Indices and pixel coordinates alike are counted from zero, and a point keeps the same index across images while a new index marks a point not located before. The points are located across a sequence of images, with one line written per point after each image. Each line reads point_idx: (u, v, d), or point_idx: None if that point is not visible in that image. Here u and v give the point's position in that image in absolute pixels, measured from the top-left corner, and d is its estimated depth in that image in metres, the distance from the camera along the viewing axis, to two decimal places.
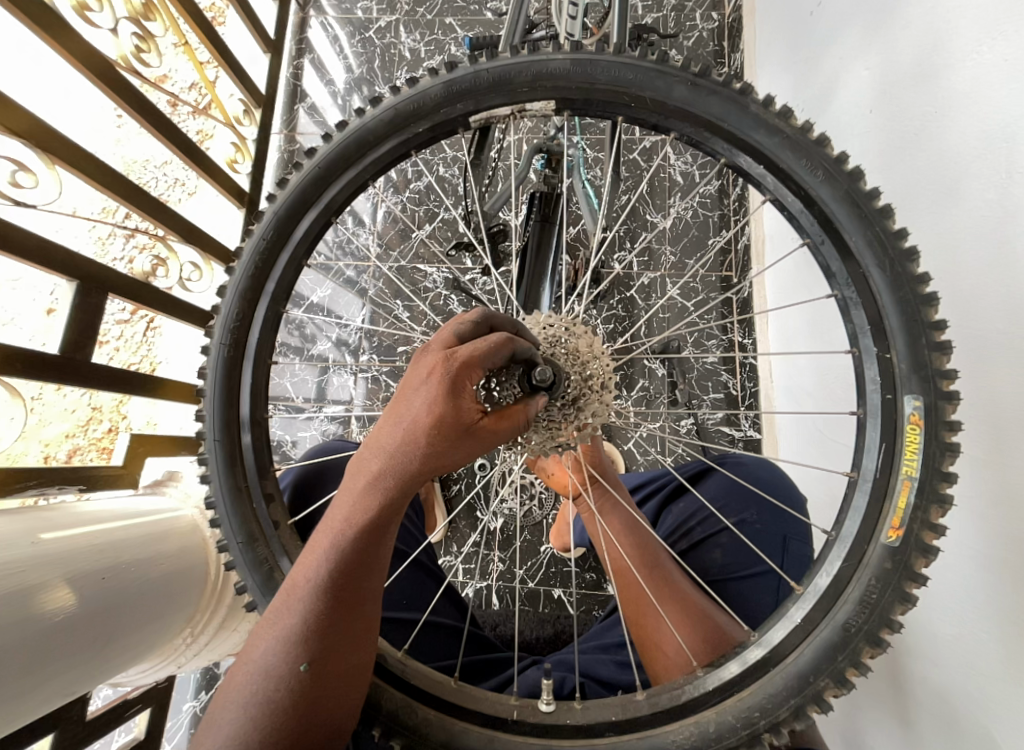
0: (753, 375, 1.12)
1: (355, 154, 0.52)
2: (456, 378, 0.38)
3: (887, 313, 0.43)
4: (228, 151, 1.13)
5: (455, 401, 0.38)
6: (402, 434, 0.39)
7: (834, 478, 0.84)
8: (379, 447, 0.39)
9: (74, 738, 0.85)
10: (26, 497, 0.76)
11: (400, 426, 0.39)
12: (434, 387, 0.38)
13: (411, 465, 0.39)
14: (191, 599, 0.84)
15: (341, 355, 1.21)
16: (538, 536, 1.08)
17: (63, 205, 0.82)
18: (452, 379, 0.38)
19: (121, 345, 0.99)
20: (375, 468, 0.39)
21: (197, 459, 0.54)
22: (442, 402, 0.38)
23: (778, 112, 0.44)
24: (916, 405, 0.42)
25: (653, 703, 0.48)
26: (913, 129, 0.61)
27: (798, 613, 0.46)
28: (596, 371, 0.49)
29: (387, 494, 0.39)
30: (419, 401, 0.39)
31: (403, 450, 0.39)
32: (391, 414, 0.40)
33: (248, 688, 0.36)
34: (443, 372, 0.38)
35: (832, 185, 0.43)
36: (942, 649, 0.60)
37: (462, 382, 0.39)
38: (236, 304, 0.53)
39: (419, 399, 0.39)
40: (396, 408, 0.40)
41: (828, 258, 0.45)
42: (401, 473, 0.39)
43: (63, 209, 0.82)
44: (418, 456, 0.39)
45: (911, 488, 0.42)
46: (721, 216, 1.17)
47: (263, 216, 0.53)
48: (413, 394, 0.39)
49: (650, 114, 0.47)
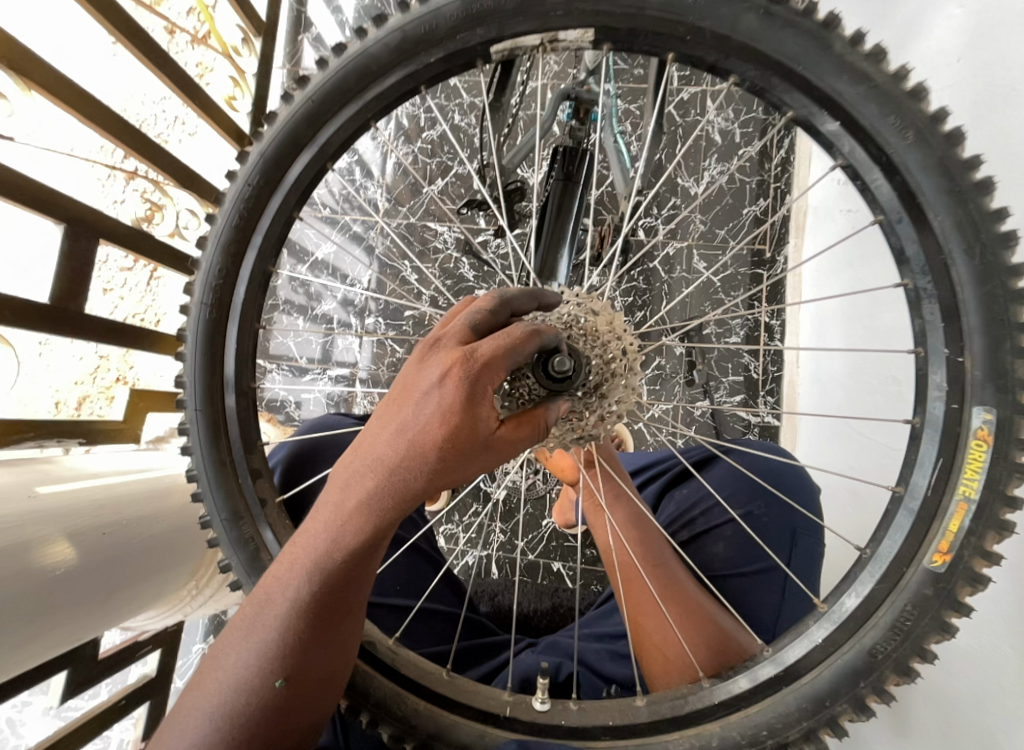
0: (777, 359, 1.05)
1: (355, 87, 0.45)
2: (476, 385, 0.33)
3: (966, 307, 0.36)
4: (226, 87, 1.05)
5: (473, 412, 0.33)
6: (405, 445, 0.33)
7: (874, 491, 0.75)
8: (372, 457, 0.34)
9: (86, 677, 0.85)
10: (43, 448, 0.75)
11: (402, 436, 0.33)
12: (449, 395, 0.33)
13: (414, 483, 0.33)
14: (194, 555, 0.82)
15: (346, 316, 1.16)
16: (540, 510, 1.05)
17: (58, 142, 0.77)
18: (471, 387, 0.33)
19: (126, 295, 0.95)
20: (370, 482, 0.34)
21: (179, 428, 0.50)
22: (459, 413, 0.33)
23: (869, 52, 0.37)
24: (987, 418, 0.36)
25: (654, 711, 0.45)
26: (1001, 87, 0.53)
27: (818, 631, 0.42)
28: (617, 352, 0.43)
29: (383, 514, 0.34)
30: (430, 408, 0.33)
31: (403, 464, 0.33)
32: (392, 419, 0.34)
33: (218, 696, 0.35)
34: (462, 377, 0.33)
35: (922, 149, 0.36)
36: (950, 655, 0.57)
37: (483, 389, 0.33)
38: (219, 260, 0.48)
39: (429, 407, 0.33)
40: (398, 411, 0.34)
41: (903, 239, 0.39)
42: (399, 491, 0.34)
43: (59, 148, 0.77)
44: (423, 474, 0.33)
45: (967, 512, 0.37)
46: (759, 182, 1.07)
47: (248, 159, 0.47)
48: (421, 399, 0.33)
49: (707, 52, 0.40)
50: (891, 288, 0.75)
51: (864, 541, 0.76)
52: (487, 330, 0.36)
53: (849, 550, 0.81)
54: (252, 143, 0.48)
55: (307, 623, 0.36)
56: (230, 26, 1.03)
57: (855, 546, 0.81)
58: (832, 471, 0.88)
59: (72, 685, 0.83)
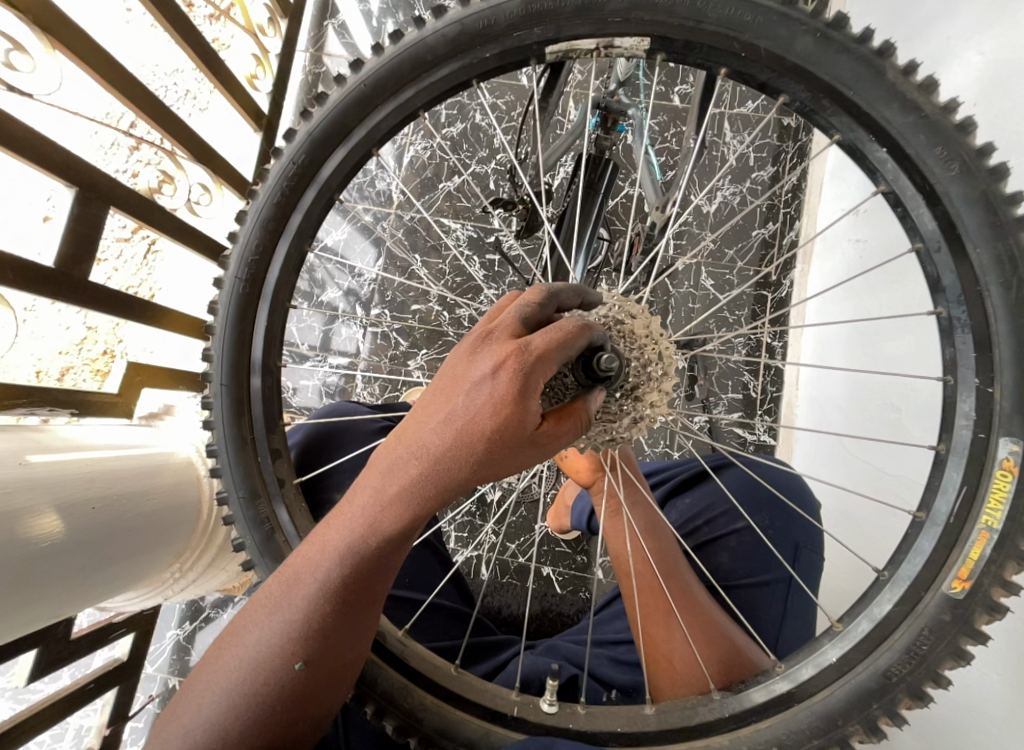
0: (776, 379, 1.07)
1: (409, 74, 0.44)
2: (530, 378, 0.33)
3: (999, 339, 0.38)
4: (247, 65, 1.02)
5: (525, 406, 0.33)
6: (452, 436, 0.33)
7: (884, 513, 0.73)
8: (418, 445, 0.34)
9: (55, 658, 0.81)
10: (19, 418, 0.70)
11: (451, 425, 0.33)
12: (501, 386, 0.33)
13: (458, 474, 0.33)
14: (182, 536, 0.79)
15: (350, 306, 1.14)
16: (534, 514, 1.04)
17: (63, 101, 0.73)
18: (525, 380, 0.33)
19: (120, 266, 0.92)
20: (413, 472, 0.34)
21: (200, 400, 0.49)
22: (510, 406, 0.32)
23: (919, 84, 0.39)
24: (1013, 450, 0.38)
25: (664, 720, 0.46)
26: (1012, 131, 0.55)
27: (832, 650, 0.43)
28: (655, 357, 0.44)
29: (422, 503, 0.34)
30: (480, 399, 0.33)
31: (449, 455, 0.33)
32: (438, 409, 0.34)
33: (237, 674, 0.36)
34: (516, 369, 0.33)
35: (965, 182, 0.38)
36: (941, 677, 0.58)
37: (535, 383, 0.33)
38: (255, 236, 0.47)
39: (479, 398, 0.33)
40: (447, 400, 0.34)
41: (940, 269, 0.41)
42: (442, 482, 0.34)
43: (63, 106, 0.72)
44: (468, 465, 0.33)
45: (988, 541, 0.39)
46: (770, 206, 1.09)
47: (293, 138, 0.47)
48: (471, 390, 0.33)
49: (761, 69, 0.41)
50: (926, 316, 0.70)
51: (883, 562, 0.71)
52: (536, 323, 0.37)
53: (864, 571, 0.76)
54: (298, 121, 0.47)
55: (334, 608, 0.36)
56: (258, 6, 1.02)
57: (871, 567, 0.76)
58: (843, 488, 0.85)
59: (42, 665, 0.79)
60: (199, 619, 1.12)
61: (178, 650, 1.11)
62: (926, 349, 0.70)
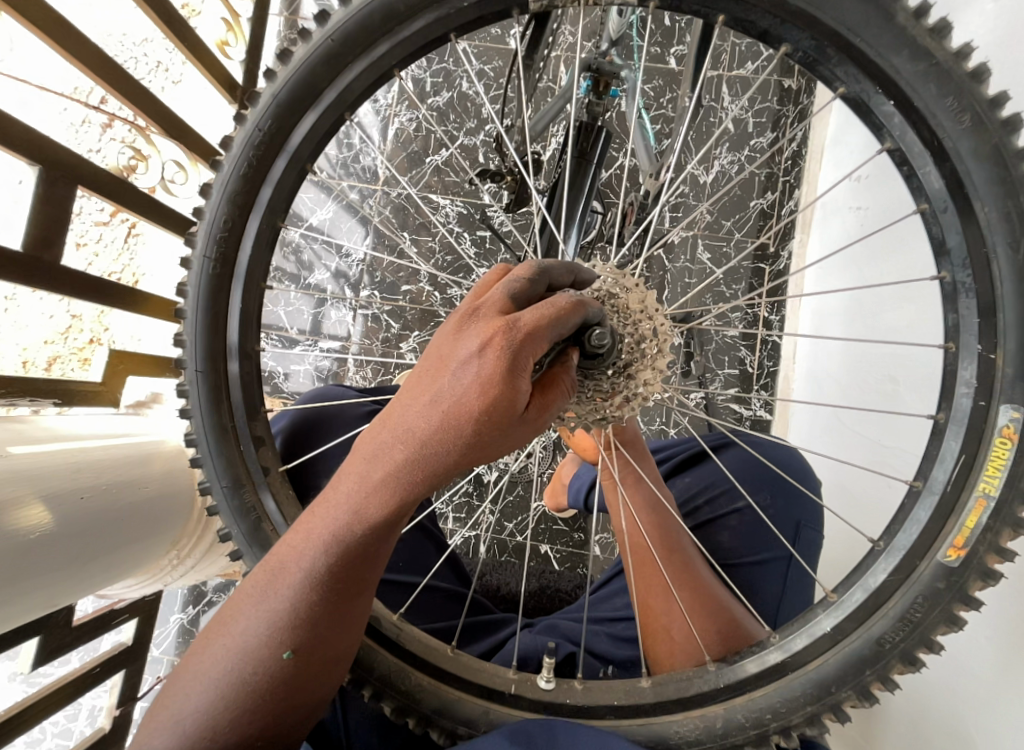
0: (773, 353, 1.05)
1: (379, 30, 0.41)
2: (518, 357, 0.31)
3: (1003, 303, 0.37)
4: (217, 31, 0.97)
5: (514, 384, 0.31)
6: (438, 419, 0.31)
7: (883, 486, 0.72)
8: (403, 429, 0.32)
9: (58, 645, 0.80)
10: (6, 409, 0.68)
11: (437, 407, 0.32)
12: (488, 366, 0.31)
13: (444, 459, 0.32)
14: (176, 523, 0.78)
15: (339, 288, 1.11)
16: (531, 493, 1.03)
17: (17, 69, 0.68)
18: (513, 358, 0.31)
19: (101, 250, 0.88)
20: (398, 457, 0.32)
21: (177, 387, 0.48)
22: (498, 385, 0.31)
23: (931, 27, 0.36)
24: (1014, 416, 0.37)
25: (659, 692, 0.45)
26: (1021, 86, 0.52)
27: (826, 620, 0.42)
28: (648, 332, 0.43)
29: (408, 490, 0.32)
30: (467, 379, 0.31)
31: (436, 438, 0.31)
32: (423, 390, 0.32)
33: (222, 665, 0.35)
34: (503, 347, 0.31)
35: (976, 135, 0.36)
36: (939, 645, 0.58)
37: (523, 361, 0.31)
38: (223, 211, 0.45)
39: (464, 379, 0.31)
40: (431, 382, 0.32)
41: (945, 228, 0.39)
42: (427, 467, 0.32)
43: (15, 74, 0.67)
44: (456, 448, 0.32)
45: (985, 509, 0.38)
46: (769, 175, 1.05)
47: (259, 100, 0.43)
48: (457, 370, 0.32)
49: (761, 14, 0.38)
50: (931, 285, 0.68)
51: (879, 533, 0.72)
52: (526, 300, 0.35)
53: (861, 542, 0.77)
54: (262, 84, 0.44)
55: (321, 597, 0.35)
56: None
57: (865, 536, 0.78)
58: (839, 459, 0.84)
59: (45, 651, 0.79)
60: (201, 603, 1.12)
61: (181, 635, 1.11)
62: (927, 317, 0.68)
